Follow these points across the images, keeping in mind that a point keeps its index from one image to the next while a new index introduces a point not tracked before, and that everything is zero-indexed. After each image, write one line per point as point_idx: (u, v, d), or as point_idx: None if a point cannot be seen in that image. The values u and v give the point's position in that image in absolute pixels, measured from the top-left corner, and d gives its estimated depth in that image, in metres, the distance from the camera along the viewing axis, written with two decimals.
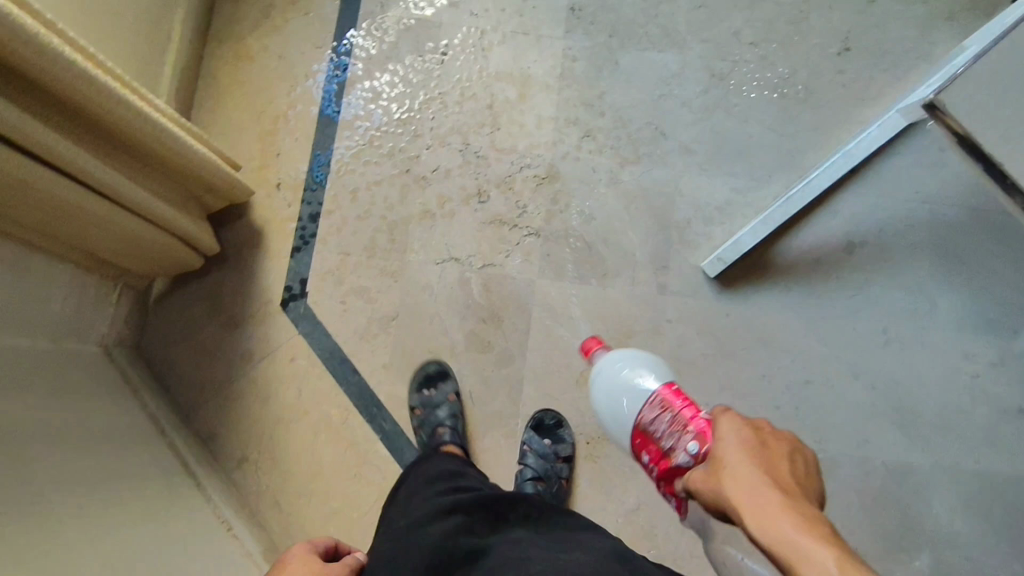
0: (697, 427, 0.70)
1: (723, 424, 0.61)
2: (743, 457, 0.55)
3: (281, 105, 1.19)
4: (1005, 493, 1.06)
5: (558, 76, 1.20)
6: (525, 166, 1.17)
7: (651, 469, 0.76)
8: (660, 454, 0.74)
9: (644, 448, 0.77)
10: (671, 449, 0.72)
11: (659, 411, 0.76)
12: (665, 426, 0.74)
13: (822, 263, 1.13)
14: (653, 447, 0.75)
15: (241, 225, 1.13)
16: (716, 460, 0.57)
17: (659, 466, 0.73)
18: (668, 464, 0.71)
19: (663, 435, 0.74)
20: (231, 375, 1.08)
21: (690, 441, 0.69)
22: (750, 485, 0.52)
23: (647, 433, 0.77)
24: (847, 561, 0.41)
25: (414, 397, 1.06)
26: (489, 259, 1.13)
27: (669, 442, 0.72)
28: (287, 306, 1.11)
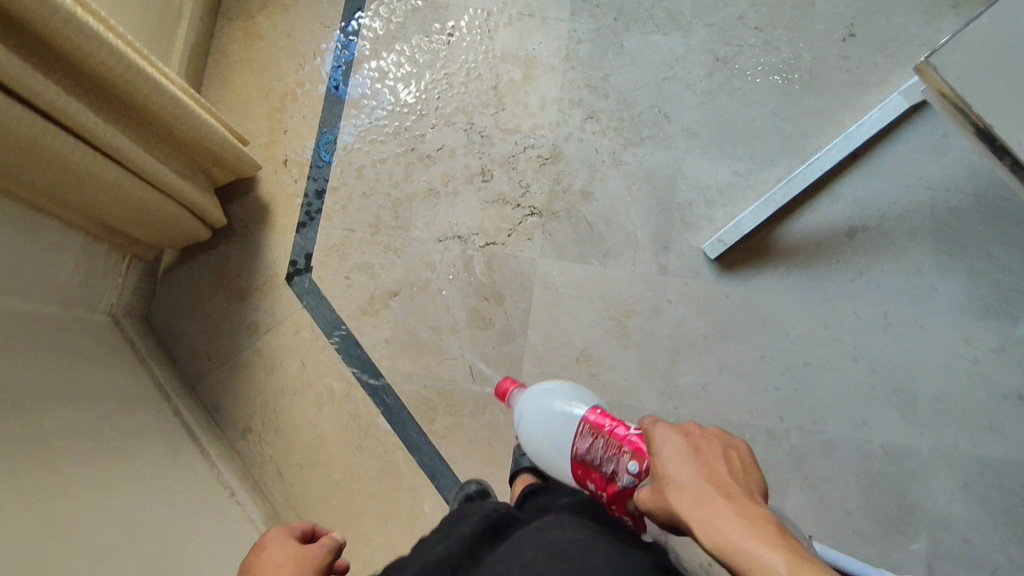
0: (631, 445, 0.74)
1: (657, 439, 0.61)
2: (685, 470, 0.56)
3: (289, 83, 1.20)
4: (1003, 478, 1.06)
5: (563, 58, 1.21)
6: (529, 146, 1.18)
7: (597, 496, 0.77)
8: (605, 481, 0.75)
9: (586, 476, 0.78)
10: (614, 473, 0.74)
11: (591, 439, 0.78)
12: (601, 453, 0.76)
13: (823, 246, 1.13)
14: (596, 475, 0.77)
15: (248, 200, 1.15)
16: (659, 476, 0.58)
17: (606, 492, 0.75)
18: (616, 489, 0.73)
19: (604, 461, 0.76)
20: (236, 347, 1.10)
21: (629, 461, 0.73)
22: (692, 499, 0.53)
23: (586, 463, 0.78)
24: (794, 561, 0.43)
25: None
26: (491, 237, 1.14)
27: (610, 466, 0.75)
28: (293, 280, 1.12)
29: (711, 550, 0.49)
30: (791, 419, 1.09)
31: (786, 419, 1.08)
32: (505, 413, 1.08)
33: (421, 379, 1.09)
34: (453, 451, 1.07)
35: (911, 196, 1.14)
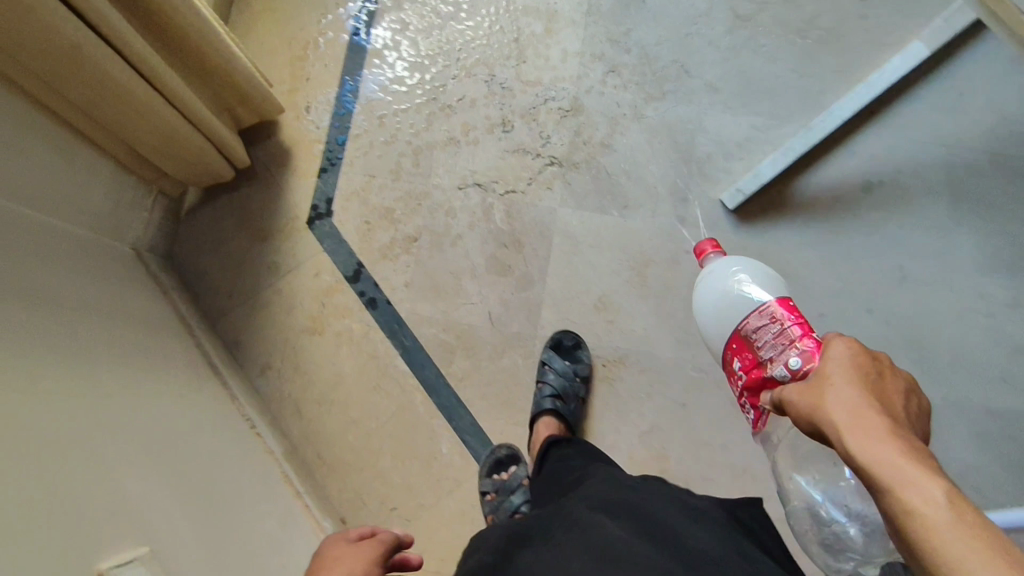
0: (807, 345, 0.62)
1: (839, 343, 0.54)
2: (860, 381, 0.50)
3: (312, 32, 1.21)
4: (1018, 430, 1.07)
5: (585, 12, 1.22)
6: (550, 98, 1.19)
7: (741, 377, 0.70)
8: (756, 364, 0.67)
9: (739, 352, 0.70)
10: (769, 360, 0.65)
11: (766, 321, 0.66)
12: (768, 338, 0.66)
13: (840, 201, 1.14)
14: (749, 354, 0.68)
15: (271, 144, 1.16)
16: (822, 375, 0.52)
17: (750, 374, 0.68)
18: (761, 374, 0.66)
19: (764, 346, 0.66)
20: (258, 287, 1.11)
21: (793, 356, 0.62)
22: (863, 410, 0.47)
23: (745, 340, 0.69)
24: (958, 497, 0.39)
25: (486, 481, 1.01)
26: (511, 186, 1.15)
27: (769, 353, 0.65)
28: (314, 224, 1.13)
29: (861, 459, 0.44)
30: None
31: None
32: (523, 357, 1.08)
33: (440, 322, 1.10)
34: (471, 393, 1.07)
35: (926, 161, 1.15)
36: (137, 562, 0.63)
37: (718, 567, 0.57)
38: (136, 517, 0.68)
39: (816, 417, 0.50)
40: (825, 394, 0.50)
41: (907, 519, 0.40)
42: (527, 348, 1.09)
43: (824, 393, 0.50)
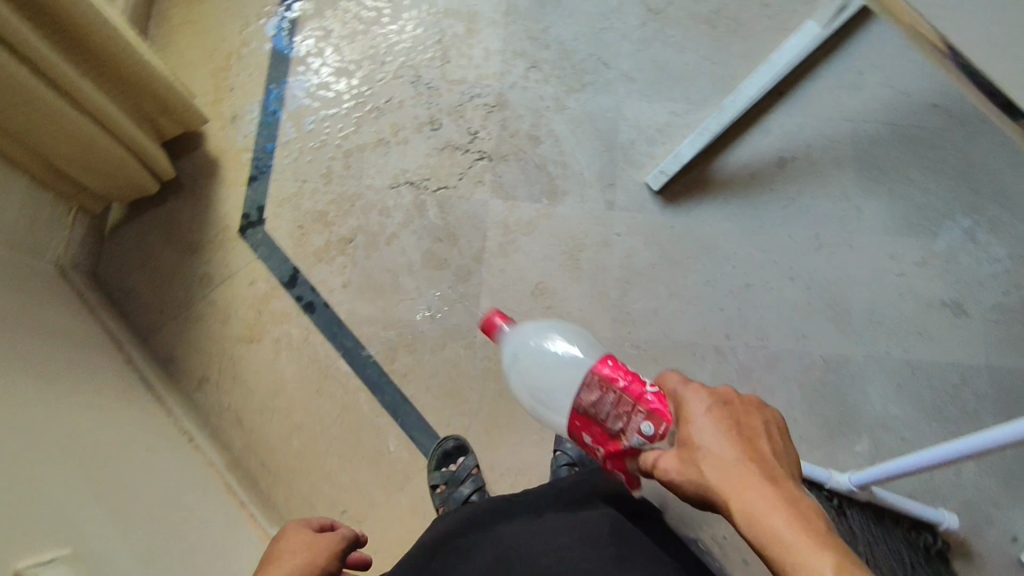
0: (650, 405, 0.58)
1: (692, 401, 0.56)
2: (731, 446, 0.53)
3: (234, 43, 1.21)
4: (933, 378, 1.14)
5: (504, 12, 1.26)
6: (475, 95, 1.22)
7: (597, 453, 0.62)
8: (607, 436, 0.60)
9: (583, 428, 0.62)
10: (620, 434, 0.59)
11: (598, 389, 0.61)
12: (608, 404, 0.60)
13: (756, 176, 1.21)
14: (598, 428, 0.61)
15: (196, 155, 1.15)
16: (691, 444, 0.54)
17: (604, 447, 0.61)
18: (616, 445, 0.59)
19: (606, 415, 0.60)
20: (190, 300, 1.09)
21: (643, 421, 0.58)
22: (747, 486, 0.50)
23: (585, 413, 0.62)
24: (845, 566, 0.44)
25: (435, 474, 1.01)
26: (443, 182, 1.17)
27: (617, 426, 0.59)
28: (245, 232, 1.12)
29: (761, 544, 0.48)
30: (738, 337, 1.15)
31: (733, 338, 1.14)
32: (465, 348, 1.10)
33: (380, 320, 1.10)
34: (415, 388, 1.08)
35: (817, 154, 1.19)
36: (62, 562, 0.61)
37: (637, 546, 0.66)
38: (60, 520, 0.66)
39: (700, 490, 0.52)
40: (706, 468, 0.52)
41: None
42: (468, 339, 1.10)
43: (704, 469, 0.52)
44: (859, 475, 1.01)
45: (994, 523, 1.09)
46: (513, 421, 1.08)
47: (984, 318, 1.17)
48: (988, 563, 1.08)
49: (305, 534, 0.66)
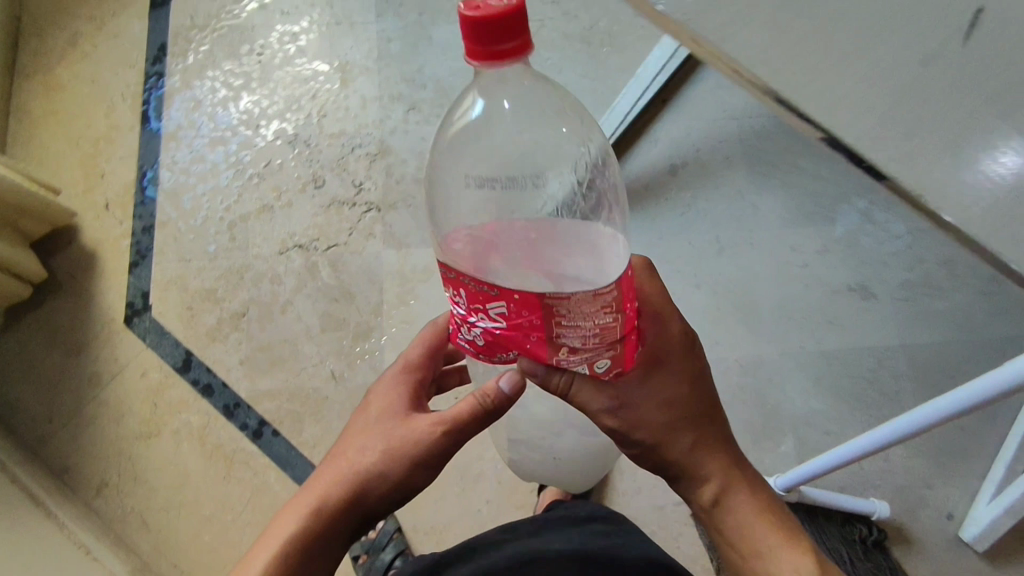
0: (623, 346, 0.51)
1: (667, 353, 0.58)
2: (700, 409, 0.59)
3: (99, 127, 1.17)
4: (848, 365, 1.14)
5: (376, 58, 1.22)
6: (356, 146, 1.18)
7: (491, 328, 0.49)
8: (544, 341, 0.48)
9: (523, 308, 0.46)
10: (566, 347, 0.48)
11: (601, 305, 0.47)
12: (592, 331, 0.47)
13: (650, 186, 1.22)
14: (539, 325, 0.47)
15: (72, 250, 1.11)
16: (661, 404, 0.58)
17: (516, 337, 0.49)
18: (535, 350, 0.49)
19: (572, 326, 0.47)
20: (79, 403, 1.05)
21: (606, 359, 0.50)
22: (711, 453, 0.60)
23: (549, 308, 0.46)
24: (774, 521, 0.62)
25: (358, 544, 1.04)
26: (332, 240, 1.14)
27: (573, 345, 0.48)
28: (131, 322, 1.08)
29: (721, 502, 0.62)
30: None
31: None
32: None
33: (283, 392, 1.07)
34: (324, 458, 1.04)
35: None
36: None
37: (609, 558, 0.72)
38: None
39: (663, 448, 0.60)
40: (675, 433, 0.59)
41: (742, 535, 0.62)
42: None
43: (672, 432, 0.59)
44: (783, 478, 1.01)
45: (927, 502, 1.08)
46: None
47: (893, 296, 1.16)
48: (927, 546, 1.07)
49: (395, 406, 0.64)
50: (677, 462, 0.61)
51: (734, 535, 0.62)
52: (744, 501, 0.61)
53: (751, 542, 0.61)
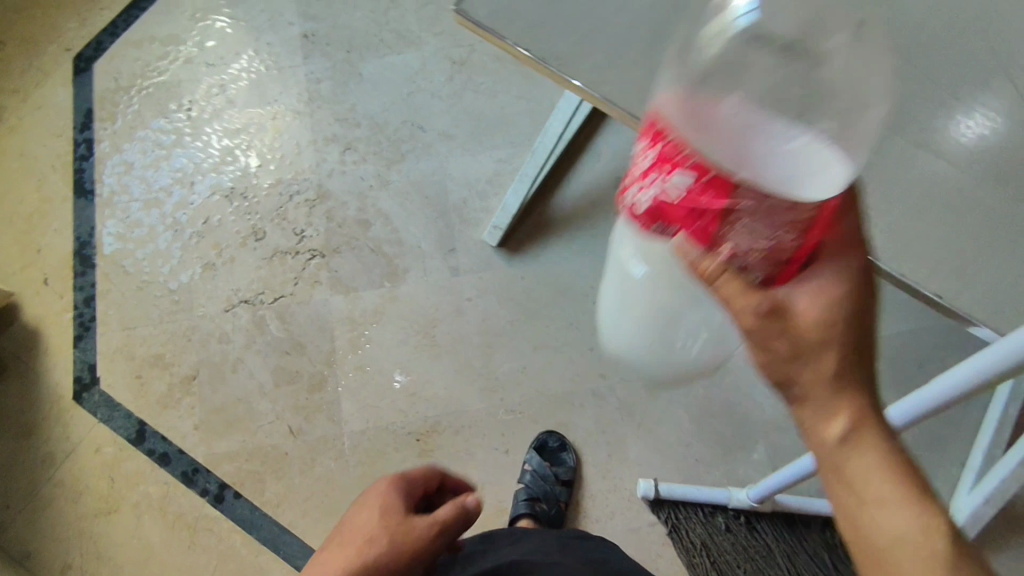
0: (790, 267, 0.40)
1: (850, 258, 0.42)
2: (851, 335, 0.42)
3: (33, 201, 1.15)
4: None
5: (307, 101, 1.21)
6: (294, 194, 1.16)
7: (653, 195, 0.39)
8: (708, 232, 0.38)
9: (702, 185, 0.36)
10: (728, 251, 0.38)
11: (785, 221, 0.36)
12: (768, 238, 0.37)
13: (598, 204, 1.16)
14: (707, 212, 0.37)
15: (14, 329, 1.10)
16: (820, 322, 0.42)
17: (682, 212, 0.38)
18: (689, 240, 0.39)
19: (747, 233, 0.37)
20: (35, 485, 1.03)
21: (762, 273, 0.40)
22: (848, 392, 0.42)
23: (734, 200, 0.36)
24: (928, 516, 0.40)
25: None
26: (278, 292, 1.12)
27: (740, 249, 0.38)
28: (81, 397, 1.07)
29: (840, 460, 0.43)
30: (613, 374, 1.09)
31: (608, 376, 1.09)
32: (335, 460, 1.05)
33: (240, 453, 1.05)
34: (289, 515, 1.02)
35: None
36: None
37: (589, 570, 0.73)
38: None
39: (800, 370, 0.43)
40: (819, 354, 0.42)
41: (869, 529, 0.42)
42: (337, 449, 1.05)
43: (819, 353, 0.42)
44: (755, 490, 0.95)
45: None
46: None
47: None
48: None
49: (390, 505, 0.56)
50: (804, 391, 0.43)
51: (858, 502, 0.42)
52: (891, 455, 0.42)
53: (883, 506, 0.41)
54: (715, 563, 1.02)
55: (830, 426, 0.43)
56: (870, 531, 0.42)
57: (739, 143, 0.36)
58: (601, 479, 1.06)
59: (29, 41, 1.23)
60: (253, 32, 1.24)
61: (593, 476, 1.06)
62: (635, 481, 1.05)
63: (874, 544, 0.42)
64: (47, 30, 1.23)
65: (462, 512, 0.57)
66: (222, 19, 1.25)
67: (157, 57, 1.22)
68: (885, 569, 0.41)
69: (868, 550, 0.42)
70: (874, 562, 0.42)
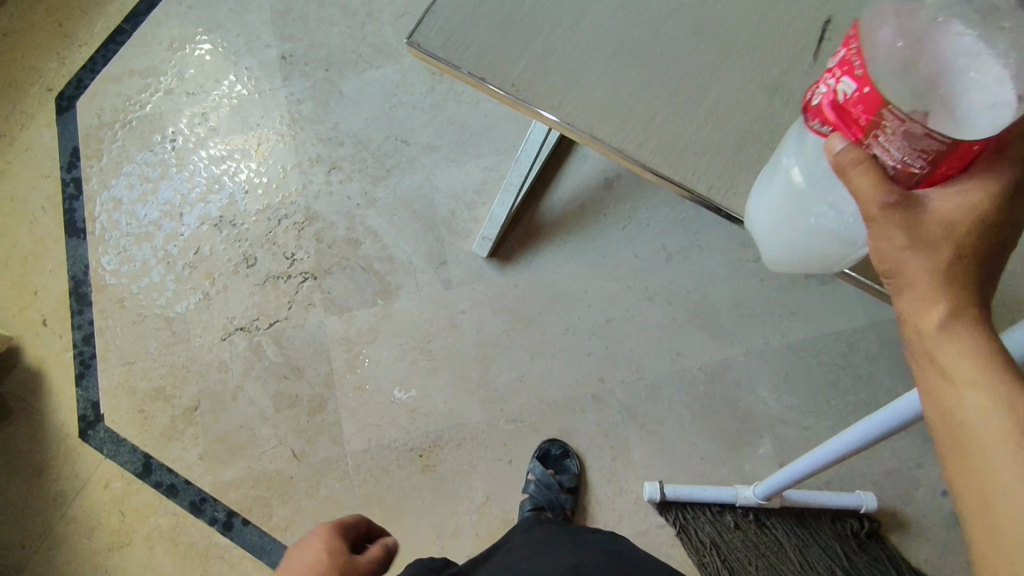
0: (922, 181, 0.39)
1: (996, 177, 0.41)
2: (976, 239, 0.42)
3: (26, 243, 1.16)
4: (818, 355, 1.08)
5: (290, 123, 1.21)
6: (282, 218, 1.16)
7: (821, 94, 0.41)
8: (856, 135, 0.39)
9: (860, 95, 0.38)
10: (870, 158, 0.39)
11: (925, 148, 0.36)
12: (909, 152, 0.37)
13: (587, 206, 1.15)
14: (857, 121, 0.39)
15: (17, 371, 1.11)
16: (946, 228, 0.41)
17: (839, 116, 0.40)
18: (836, 141, 0.40)
19: (892, 144, 0.38)
20: (46, 524, 1.04)
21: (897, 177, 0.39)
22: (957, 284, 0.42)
23: (881, 116, 0.37)
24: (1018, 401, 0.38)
25: None
26: (273, 316, 1.12)
27: (881, 159, 0.39)
28: (87, 434, 1.08)
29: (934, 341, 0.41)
30: (612, 377, 1.08)
31: (608, 379, 1.08)
32: (340, 481, 1.05)
33: (246, 480, 1.06)
34: (298, 538, 1.03)
35: (700, 157, 0.54)
36: None
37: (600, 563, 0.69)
38: None
39: (914, 262, 0.42)
40: (936, 249, 0.42)
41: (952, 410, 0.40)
42: (341, 470, 1.06)
43: (938, 251, 0.42)
44: (761, 487, 0.94)
45: (920, 482, 1.02)
46: (409, 542, 1.02)
47: None
48: (930, 528, 1.00)
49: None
50: (908, 280, 0.43)
51: (948, 384, 0.41)
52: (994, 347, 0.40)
53: (974, 384, 0.39)
54: (726, 561, 1.00)
55: (931, 311, 0.42)
56: (954, 411, 0.40)
57: (930, 85, 0.39)
58: (607, 483, 1.05)
59: (12, 84, 1.24)
60: (232, 57, 1.24)
61: (598, 481, 1.05)
62: (641, 483, 1.04)
63: (954, 422, 0.40)
64: (29, 72, 1.24)
65: (387, 557, 0.57)
66: (201, 46, 1.25)
67: (138, 90, 1.23)
68: (966, 443, 0.39)
69: (948, 430, 0.40)
70: (953, 441, 0.40)
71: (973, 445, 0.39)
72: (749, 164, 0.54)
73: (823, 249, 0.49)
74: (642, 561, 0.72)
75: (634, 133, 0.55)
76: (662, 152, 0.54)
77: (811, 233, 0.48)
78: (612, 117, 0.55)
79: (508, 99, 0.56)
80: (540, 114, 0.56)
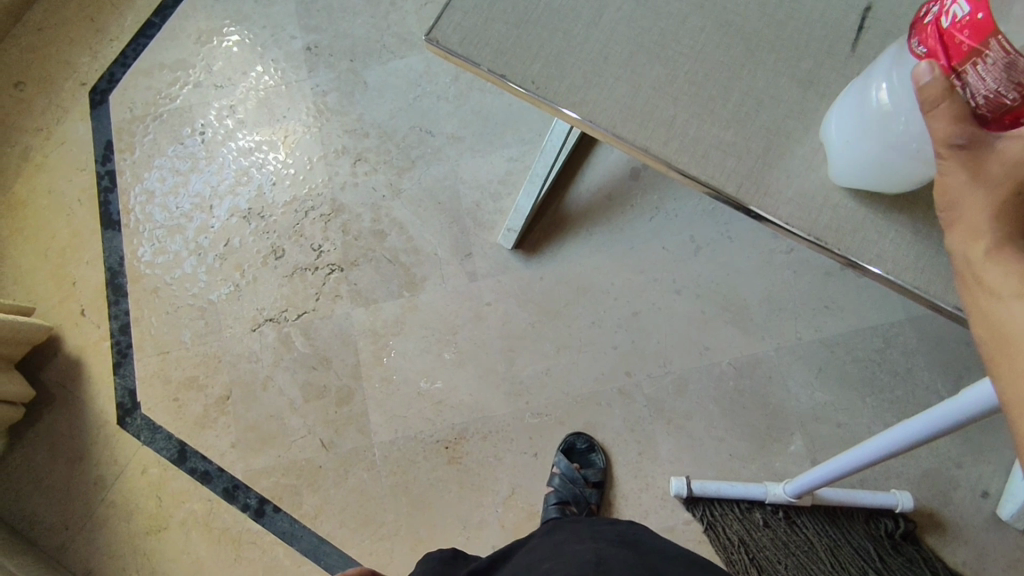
0: (1002, 119, 0.40)
1: None
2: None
3: (64, 235, 1.19)
4: (853, 350, 1.05)
5: (316, 115, 1.21)
6: (309, 210, 1.17)
7: (934, 15, 0.41)
8: (954, 61, 0.40)
9: (970, 20, 0.38)
10: (958, 89, 0.40)
11: (1022, 81, 0.37)
12: (1000, 87, 0.38)
13: (614, 196, 1.13)
14: (961, 48, 0.39)
15: (58, 360, 1.15)
16: (1009, 163, 0.40)
17: (942, 39, 0.40)
18: (929, 68, 0.41)
19: (988, 75, 0.38)
20: (88, 507, 1.08)
21: (982, 107, 0.40)
22: (1008, 215, 0.40)
23: (988, 44, 0.38)
24: None
25: None
26: (301, 307, 1.14)
27: (968, 92, 0.40)
28: (124, 421, 1.12)
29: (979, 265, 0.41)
30: (638, 371, 1.07)
31: (634, 373, 1.07)
32: (367, 471, 1.07)
33: (277, 469, 1.08)
34: (328, 527, 1.05)
35: (726, 156, 0.52)
36: None
37: (619, 555, 0.68)
38: None
39: (964, 196, 0.42)
40: (989, 185, 0.41)
41: (995, 324, 0.39)
42: (369, 460, 1.07)
43: (992, 184, 0.41)
44: (793, 485, 0.92)
45: (959, 482, 0.99)
46: (435, 531, 1.03)
47: None
48: (968, 529, 0.97)
49: None
50: (957, 216, 0.43)
51: (991, 300, 0.39)
52: None
53: (1019, 297, 0.38)
54: (755, 559, 0.99)
55: (977, 240, 0.41)
56: (998, 321, 0.38)
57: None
58: (633, 478, 1.04)
59: (47, 79, 1.26)
60: (259, 48, 1.24)
61: (624, 475, 1.04)
62: (668, 479, 1.03)
63: (1003, 337, 0.38)
64: (63, 67, 1.26)
65: None
66: (228, 38, 1.25)
67: (168, 83, 1.24)
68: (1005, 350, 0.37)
69: (997, 347, 0.38)
70: (1001, 357, 0.37)
71: (1019, 353, 0.37)
72: (778, 162, 0.52)
73: (886, 169, 0.47)
74: (665, 551, 0.71)
75: (657, 132, 0.53)
76: (687, 151, 0.52)
77: (883, 151, 0.46)
78: (635, 115, 0.53)
79: (530, 97, 0.55)
80: (562, 113, 0.54)
